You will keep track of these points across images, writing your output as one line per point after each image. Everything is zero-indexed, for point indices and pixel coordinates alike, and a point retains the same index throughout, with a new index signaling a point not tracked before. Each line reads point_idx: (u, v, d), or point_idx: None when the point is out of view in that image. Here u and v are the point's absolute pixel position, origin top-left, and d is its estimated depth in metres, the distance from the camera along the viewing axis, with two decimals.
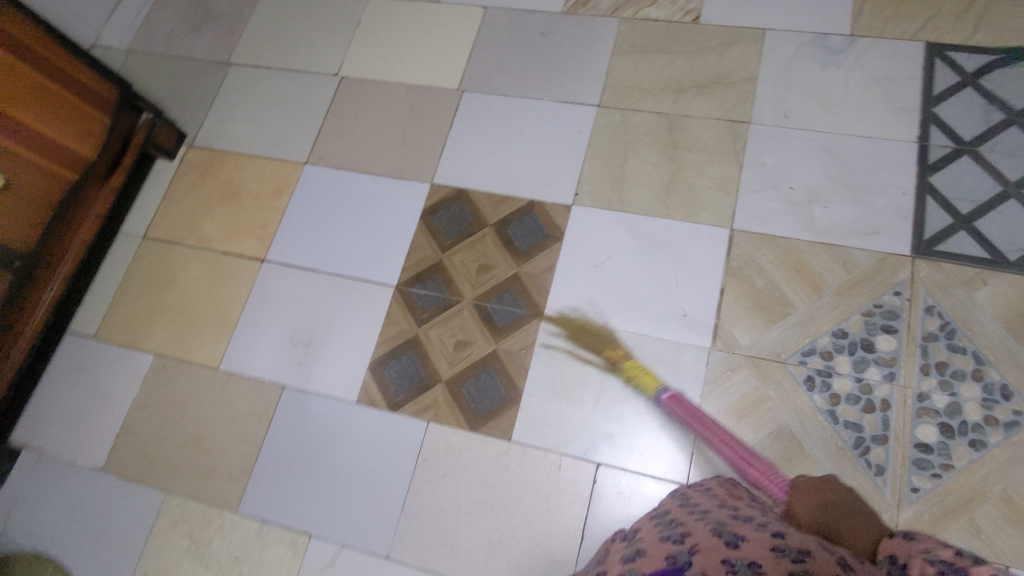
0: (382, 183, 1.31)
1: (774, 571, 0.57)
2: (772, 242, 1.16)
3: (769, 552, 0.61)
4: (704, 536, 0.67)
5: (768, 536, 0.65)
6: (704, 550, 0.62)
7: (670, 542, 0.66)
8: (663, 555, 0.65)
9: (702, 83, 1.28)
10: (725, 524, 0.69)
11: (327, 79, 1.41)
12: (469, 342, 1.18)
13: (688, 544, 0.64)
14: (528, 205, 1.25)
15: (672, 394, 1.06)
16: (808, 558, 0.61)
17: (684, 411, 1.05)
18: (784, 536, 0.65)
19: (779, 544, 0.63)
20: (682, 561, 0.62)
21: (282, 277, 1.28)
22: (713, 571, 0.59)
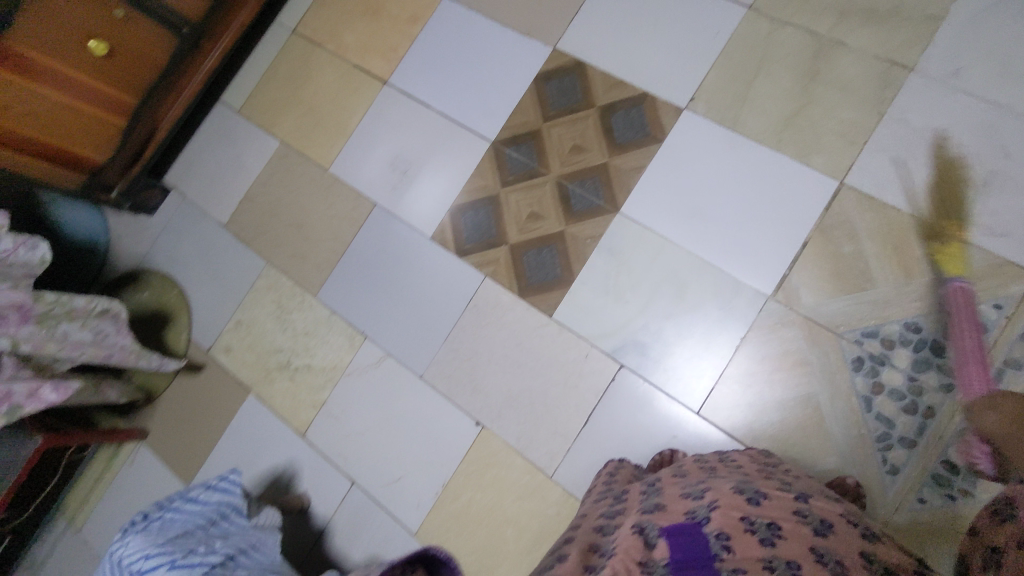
0: (509, 36, 1.33)
1: (794, 536, 0.59)
2: (878, 209, 1.08)
3: (791, 516, 0.63)
4: (724, 494, 0.68)
5: (790, 500, 0.67)
6: (724, 506, 0.64)
7: (691, 499, 0.68)
8: (681, 509, 0.67)
9: (877, 8, 1.13)
10: (747, 484, 0.71)
11: None
12: (542, 216, 1.23)
13: (708, 501, 0.66)
14: (640, 97, 1.23)
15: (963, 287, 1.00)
16: (830, 529, 0.63)
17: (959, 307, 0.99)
18: (809, 502, 0.67)
19: (802, 512, 0.65)
20: (700, 515, 0.63)
21: (398, 104, 1.37)
22: (733, 528, 0.60)
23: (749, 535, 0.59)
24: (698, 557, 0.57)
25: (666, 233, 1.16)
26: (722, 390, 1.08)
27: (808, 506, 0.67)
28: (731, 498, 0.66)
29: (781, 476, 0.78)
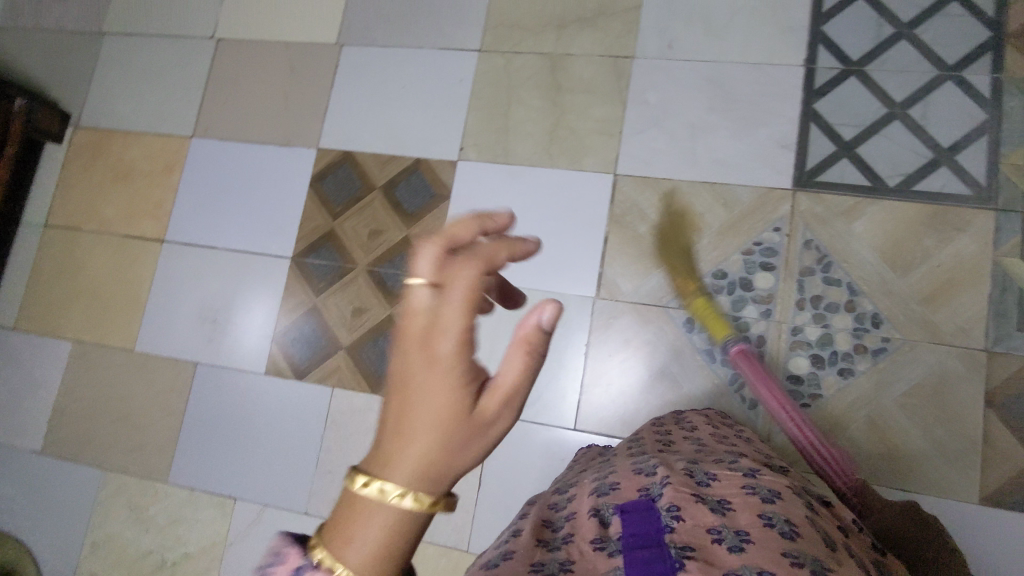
0: (269, 152, 1.32)
1: (747, 511, 0.54)
2: (654, 183, 1.16)
3: (742, 489, 0.57)
4: (674, 471, 0.62)
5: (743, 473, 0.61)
6: (676, 482, 0.58)
7: (643, 474, 0.62)
8: (635, 485, 0.61)
9: (585, 16, 1.25)
10: (697, 462, 0.65)
11: (204, 43, 1.41)
12: (365, 307, 1.21)
13: (660, 475, 0.60)
14: (414, 165, 1.26)
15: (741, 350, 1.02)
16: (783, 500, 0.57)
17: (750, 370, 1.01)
18: (758, 475, 0.61)
19: (752, 481, 0.59)
20: (654, 492, 0.57)
21: (184, 257, 1.31)
22: (688, 503, 0.54)
23: (701, 504, 0.54)
24: (652, 531, 0.52)
25: None
26: (588, 397, 1.10)
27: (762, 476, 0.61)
28: (681, 476, 0.60)
29: (733, 448, 0.73)
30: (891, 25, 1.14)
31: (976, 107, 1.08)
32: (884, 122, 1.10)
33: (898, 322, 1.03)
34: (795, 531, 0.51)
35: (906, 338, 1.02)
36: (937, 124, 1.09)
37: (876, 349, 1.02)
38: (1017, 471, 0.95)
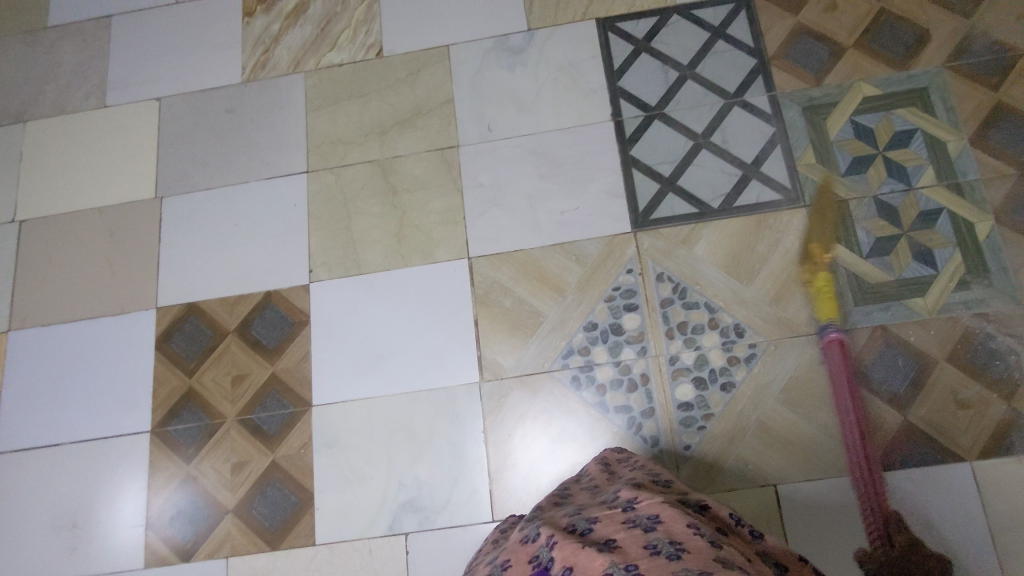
0: (103, 324, 1.22)
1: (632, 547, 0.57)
2: (507, 258, 1.18)
3: (623, 526, 0.61)
4: (559, 528, 0.64)
5: (621, 507, 0.65)
6: (562, 539, 0.60)
7: (531, 541, 0.64)
8: (528, 557, 0.62)
9: (403, 119, 1.29)
10: (582, 510, 0.68)
11: (5, 229, 1.30)
12: (244, 460, 1.11)
13: (547, 536, 0.62)
14: (266, 298, 1.20)
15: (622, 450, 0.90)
16: (659, 520, 0.60)
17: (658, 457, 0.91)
18: (635, 503, 0.64)
19: (631, 513, 0.63)
20: (546, 560, 0.59)
21: (22, 463, 1.16)
22: (578, 558, 0.56)
23: (589, 554, 0.56)
24: None
25: (365, 392, 1.13)
26: (500, 485, 1.06)
27: (637, 503, 0.64)
28: (567, 533, 0.62)
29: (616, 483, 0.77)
30: (675, 70, 1.27)
31: (763, 123, 1.21)
32: (694, 152, 1.21)
33: (758, 326, 1.08)
34: (682, 552, 0.55)
35: (768, 338, 1.07)
36: (737, 144, 1.20)
37: (747, 356, 1.07)
38: (897, 431, 1.01)
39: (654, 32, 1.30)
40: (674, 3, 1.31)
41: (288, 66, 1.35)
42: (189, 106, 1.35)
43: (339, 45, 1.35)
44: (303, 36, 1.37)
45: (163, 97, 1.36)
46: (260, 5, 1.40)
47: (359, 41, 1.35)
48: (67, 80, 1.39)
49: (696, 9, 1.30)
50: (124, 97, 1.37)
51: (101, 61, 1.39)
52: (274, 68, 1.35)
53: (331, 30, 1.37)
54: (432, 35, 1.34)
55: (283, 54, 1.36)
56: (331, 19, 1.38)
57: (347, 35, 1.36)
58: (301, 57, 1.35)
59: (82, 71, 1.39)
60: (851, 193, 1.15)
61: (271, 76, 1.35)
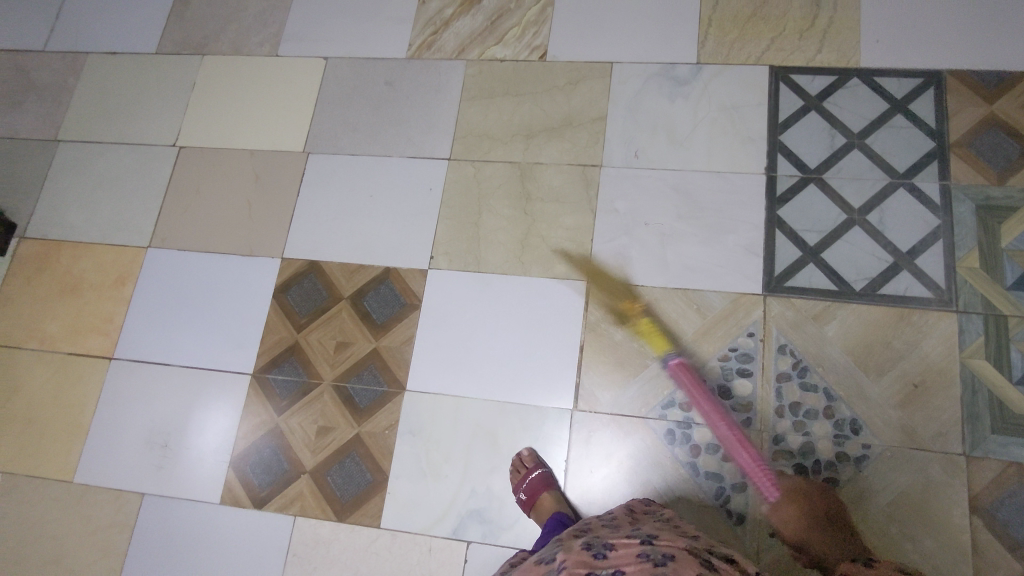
0: (231, 261, 1.28)
1: None
2: (627, 291, 1.15)
3: (636, 559, 0.68)
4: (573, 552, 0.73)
5: (638, 543, 0.72)
6: (572, 567, 0.68)
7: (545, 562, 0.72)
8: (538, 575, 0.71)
9: (552, 126, 1.28)
10: (600, 538, 0.76)
11: (166, 151, 1.39)
12: (330, 426, 1.14)
13: (559, 561, 0.70)
14: (384, 274, 1.23)
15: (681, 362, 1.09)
16: (670, 561, 0.67)
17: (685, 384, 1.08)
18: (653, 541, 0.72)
19: (646, 548, 0.70)
20: None
21: (133, 374, 1.23)
22: None
23: None
24: None
25: (456, 390, 1.13)
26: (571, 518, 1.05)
27: (654, 543, 0.72)
28: (579, 557, 0.70)
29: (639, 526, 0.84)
30: (843, 136, 1.18)
31: (929, 213, 1.12)
32: (845, 227, 1.13)
33: (877, 428, 1.02)
34: None
35: (885, 443, 1.01)
36: (895, 228, 1.12)
37: (858, 456, 1.01)
38: None
39: (828, 91, 1.22)
40: (857, 65, 1.23)
41: (452, 51, 1.36)
42: (351, 70, 1.38)
43: (505, 41, 1.35)
44: (472, 25, 1.38)
45: (330, 57, 1.41)
46: None
47: (525, 41, 1.35)
48: (249, 24, 1.47)
49: (879, 76, 1.21)
50: (295, 51, 1.43)
51: (282, 13, 1.47)
52: (439, 51, 1.37)
53: (500, 25, 1.37)
54: (599, 48, 1.31)
55: (450, 38, 1.38)
56: (503, 13, 1.38)
57: (515, 33, 1.36)
58: (466, 45, 1.36)
59: (264, 19, 1.47)
60: (1013, 310, 1.05)
61: (434, 57, 1.37)
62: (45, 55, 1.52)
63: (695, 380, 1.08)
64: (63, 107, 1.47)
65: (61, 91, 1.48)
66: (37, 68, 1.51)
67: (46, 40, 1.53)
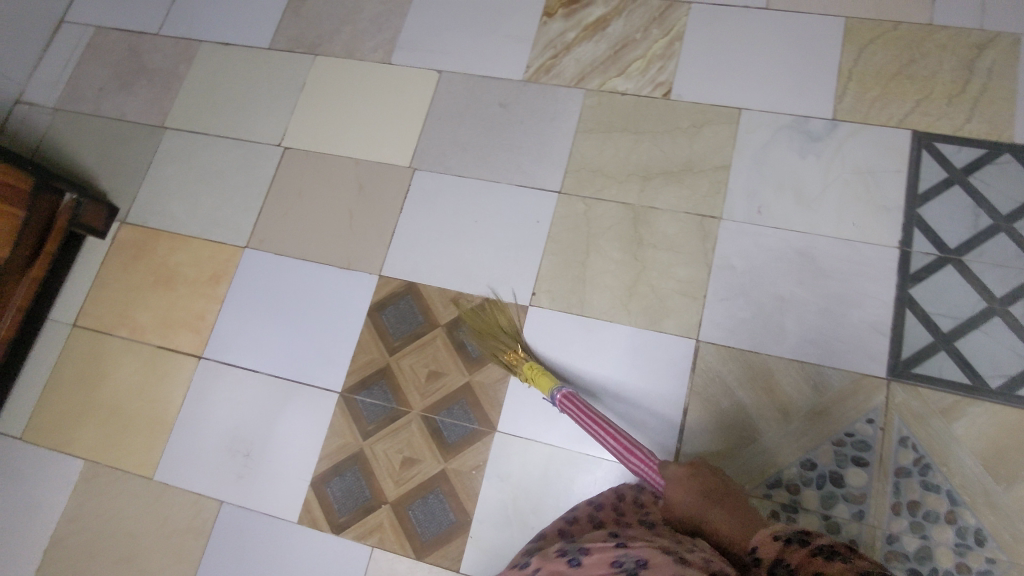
0: (328, 273, 1.27)
1: None
2: (738, 355, 1.10)
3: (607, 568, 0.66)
4: (550, 559, 0.72)
5: (613, 547, 0.70)
6: None
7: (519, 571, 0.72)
8: None
9: (670, 170, 1.22)
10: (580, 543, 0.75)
11: (269, 150, 1.38)
12: (417, 458, 1.12)
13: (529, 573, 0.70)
14: (483, 304, 1.20)
15: (564, 394, 1.02)
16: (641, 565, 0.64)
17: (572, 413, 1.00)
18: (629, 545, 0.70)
19: (619, 554, 0.68)
20: None
21: (221, 377, 1.23)
22: None
23: None
24: None
25: (549, 437, 1.10)
26: None
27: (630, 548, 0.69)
28: (551, 567, 0.70)
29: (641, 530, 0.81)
30: (989, 217, 1.10)
31: None
32: (984, 317, 1.05)
33: (1002, 541, 0.96)
34: None
35: (1010, 560, 0.95)
36: None
37: (980, 570, 0.95)
38: None
39: (976, 165, 1.13)
40: (1010, 140, 1.13)
41: (571, 78, 1.31)
42: (464, 87, 1.34)
43: (628, 72, 1.29)
44: (594, 52, 1.31)
45: (444, 71, 1.36)
46: (562, 8, 1.36)
47: (649, 75, 1.28)
48: (363, 27, 1.43)
49: None
50: (407, 61, 1.39)
51: (398, 19, 1.42)
52: (557, 76, 1.31)
53: (624, 55, 1.30)
54: (728, 92, 1.24)
55: (570, 64, 1.31)
56: (629, 44, 1.31)
57: (638, 66, 1.29)
58: (587, 73, 1.30)
59: (379, 23, 1.43)
60: None
61: (552, 83, 1.31)
62: (159, 39, 1.52)
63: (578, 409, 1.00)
64: (171, 94, 1.47)
65: (171, 76, 1.48)
66: (149, 51, 1.51)
67: (161, 24, 1.53)
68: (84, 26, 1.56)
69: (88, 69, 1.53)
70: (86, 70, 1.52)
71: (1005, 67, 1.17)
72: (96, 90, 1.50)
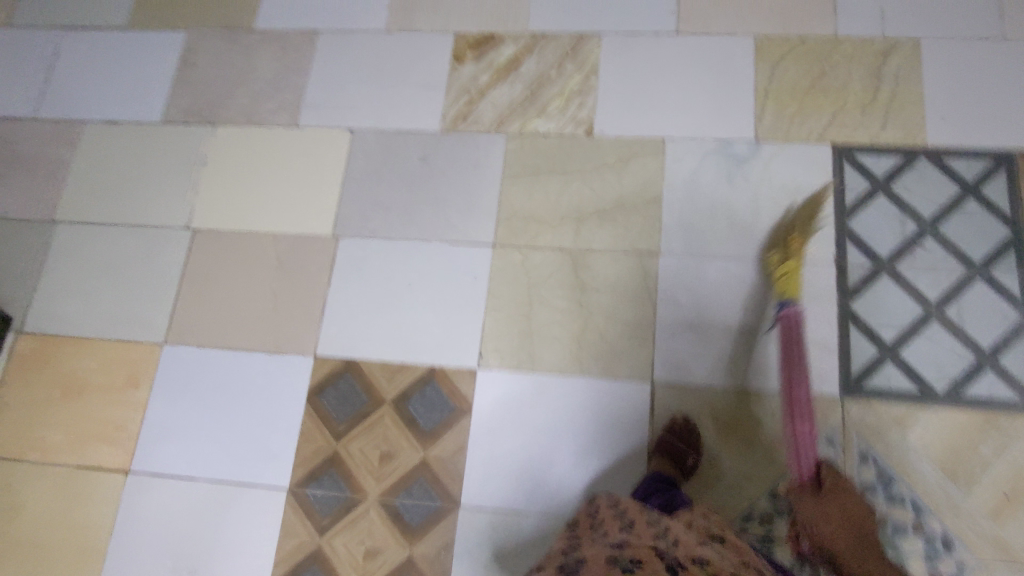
0: (260, 360, 1.19)
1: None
2: (695, 392, 1.08)
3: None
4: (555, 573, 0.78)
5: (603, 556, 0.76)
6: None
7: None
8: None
9: (603, 209, 1.19)
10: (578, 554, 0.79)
11: (178, 234, 1.28)
12: (380, 548, 1.06)
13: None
14: (429, 374, 1.14)
15: (792, 311, 1.03)
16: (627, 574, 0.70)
17: (792, 332, 1.03)
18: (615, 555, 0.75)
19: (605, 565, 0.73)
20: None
21: (153, 490, 1.13)
22: None
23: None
24: None
25: (516, 504, 1.06)
26: None
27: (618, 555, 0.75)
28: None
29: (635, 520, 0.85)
30: (913, 222, 1.12)
31: (1008, 307, 1.07)
32: (922, 322, 1.07)
33: (969, 543, 0.97)
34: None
35: (979, 561, 0.96)
36: (973, 324, 1.07)
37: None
38: None
39: (895, 173, 1.15)
40: (924, 143, 1.16)
41: (491, 123, 1.26)
42: (380, 143, 1.28)
43: (547, 112, 1.26)
44: (511, 93, 1.27)
45: (357, 128, 1.29)
46: (471, 49, 1.31)
47: (569, 113, 1.25)
48: (261, 89, 1.34)
49: (948, 156, 1.15)
50: (315, 121, 1.31)
51: (298, 76, 1.34)
52: (475, 122, 1.27)
53: (541, 94, 1.27)
54: (650, 123, 1.23)
55: (487, 109, 1.27)
56: (544, 82, 1.27)
57: (557, 103, 1.26)
58: (506, 116, 1.26)
59: (278, 83, 1.34)
60: None
61: (471, 130, 1.26)
62: (38, 123, 1.39)
63: (792, 332, 1.02)
64: (58, 182, 1.35)
65: (58, 163, 1.36)
66: (28, 138, 1.38)
67: (39, 107, 1.40)
68: None
69: None
70: None
71: (909, 73, 1.20)
72: None
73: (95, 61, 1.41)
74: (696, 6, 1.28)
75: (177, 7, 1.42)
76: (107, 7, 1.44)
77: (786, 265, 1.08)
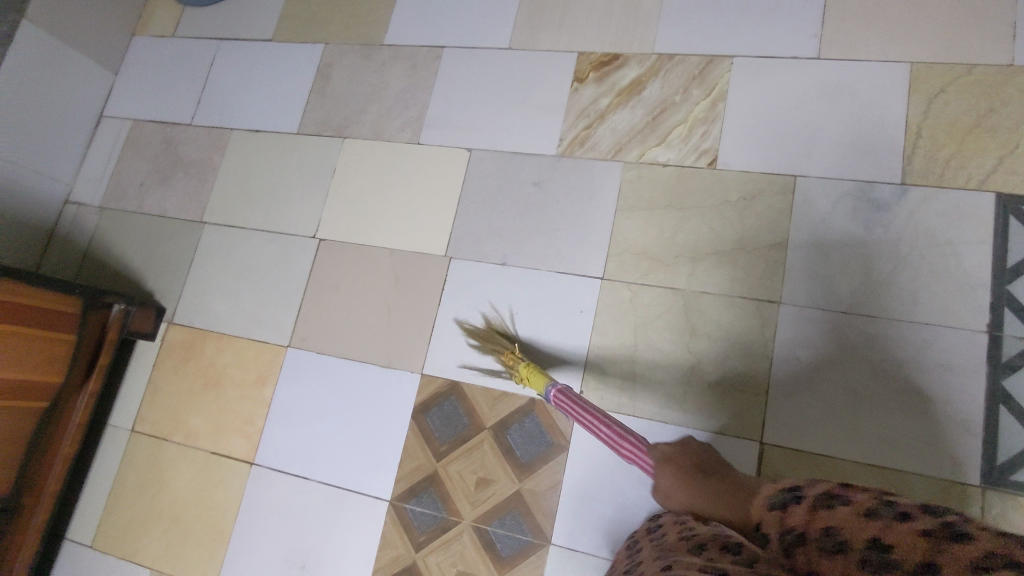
0: (371, 373, 1.25)
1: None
2: (808, 460, 1.02)
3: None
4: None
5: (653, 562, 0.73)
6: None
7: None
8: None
9: (721, 249, 1.13)
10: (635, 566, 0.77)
11: (305, 243, 1.36)
12: (471, 572, 1.11)
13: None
14: (529, 405, 1.16)
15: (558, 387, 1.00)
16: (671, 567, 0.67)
17: (568, 404, 0.97)
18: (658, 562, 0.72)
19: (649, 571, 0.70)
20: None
21: (274, 484, 1.24)
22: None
23: None
24: None
25: (607, 550, 1.06)
26: None
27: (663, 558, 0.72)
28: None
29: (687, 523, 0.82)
30: None
31: None
32: None
33: None
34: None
35: None
36: None
37: None
38: None
39: None
40: None
41: (609, 150, 1.23)
42: (496, 165, 1.28)
43: (668, 141, 1.20)
44: (632, 120, 1.23)
45: (474, 148, 1.30)
46: (594, 71, 1.27)
47: (692, 143, 1.19)
48: (388, 105, 1.38)
49: None
50: (436, 139, 1.33)
51: (423, 93, 1.36)
52: (592, 149, 1.23)
53: (663, 122, 1.21)
54: (782, 158, 1.14)
55: (606, 135, 1.23)
56: (668, 108, 1.21)
57: (680, 132, 1.20)
58: (624, 144, 1.22)
59: (404, 100, 1.37)
60: None
61: (587, 157, 1.23)
62: (192, 129, 1.52)
63: (572, 400, 0.98)
64: (207, 185, 1.47)
65: (206, 167, 1.48)
66: (183, 143, 1.51)
67: (194, 114, 1.52)
68: (121, 119, 1.58)
69: (127, 164, 1.54)
70: (125, 166, 1.54)
71: None
72: (136, 186, 1.52)
73: (242, 72, 1.51)
74: (845, 28, 1.16)
75: (316, 22, 1.49)
76: (255, 21, 1.54)
77: (523, 373, 1.08)
